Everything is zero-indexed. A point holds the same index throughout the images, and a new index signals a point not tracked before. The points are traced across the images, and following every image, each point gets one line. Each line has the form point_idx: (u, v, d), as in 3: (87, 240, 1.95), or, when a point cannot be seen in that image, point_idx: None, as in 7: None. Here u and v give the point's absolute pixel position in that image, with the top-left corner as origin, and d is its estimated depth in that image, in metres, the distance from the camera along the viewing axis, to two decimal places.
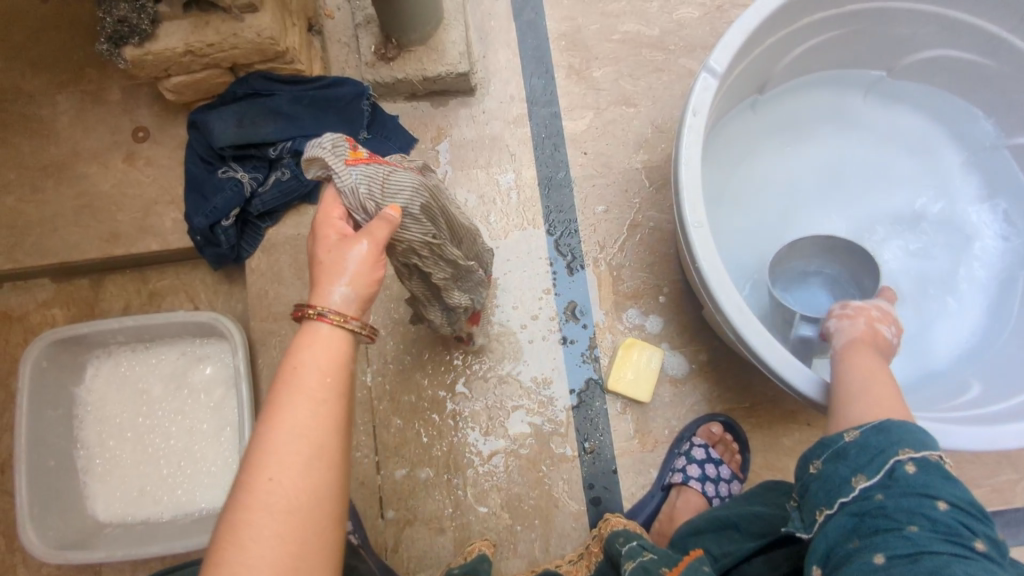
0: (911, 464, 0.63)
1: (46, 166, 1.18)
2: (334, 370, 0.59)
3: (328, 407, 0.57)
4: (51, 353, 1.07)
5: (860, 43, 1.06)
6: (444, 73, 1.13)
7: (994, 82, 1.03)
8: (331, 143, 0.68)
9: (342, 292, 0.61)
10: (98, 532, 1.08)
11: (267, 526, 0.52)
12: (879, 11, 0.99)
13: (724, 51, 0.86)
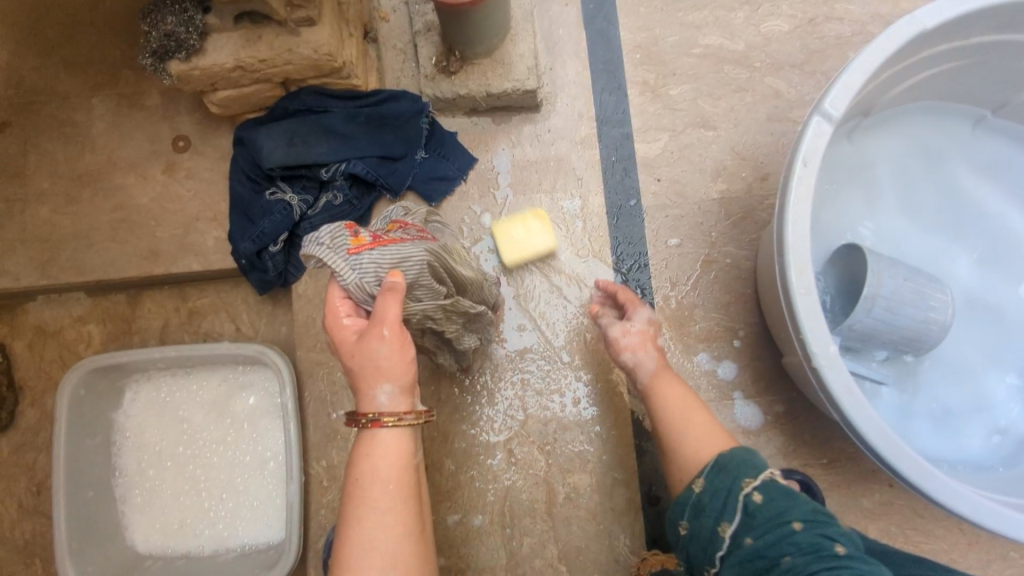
0: (758, 493, 0.69)
1: (81, 175, 1.11)
2: (396, 482, 0.68)
3: (393, 517, 0.67)
4: (89, 380, 1.02)
5: (981, 74, 0.94)
6: (510, 90, 1.03)
7: None
8: (326, 233, 0.66)
9: (385, 392, 0.67)
10: (138, 566, 1.04)
11: None
12: (1008, 44, 0.88)
13: (841, 92, 0.76)
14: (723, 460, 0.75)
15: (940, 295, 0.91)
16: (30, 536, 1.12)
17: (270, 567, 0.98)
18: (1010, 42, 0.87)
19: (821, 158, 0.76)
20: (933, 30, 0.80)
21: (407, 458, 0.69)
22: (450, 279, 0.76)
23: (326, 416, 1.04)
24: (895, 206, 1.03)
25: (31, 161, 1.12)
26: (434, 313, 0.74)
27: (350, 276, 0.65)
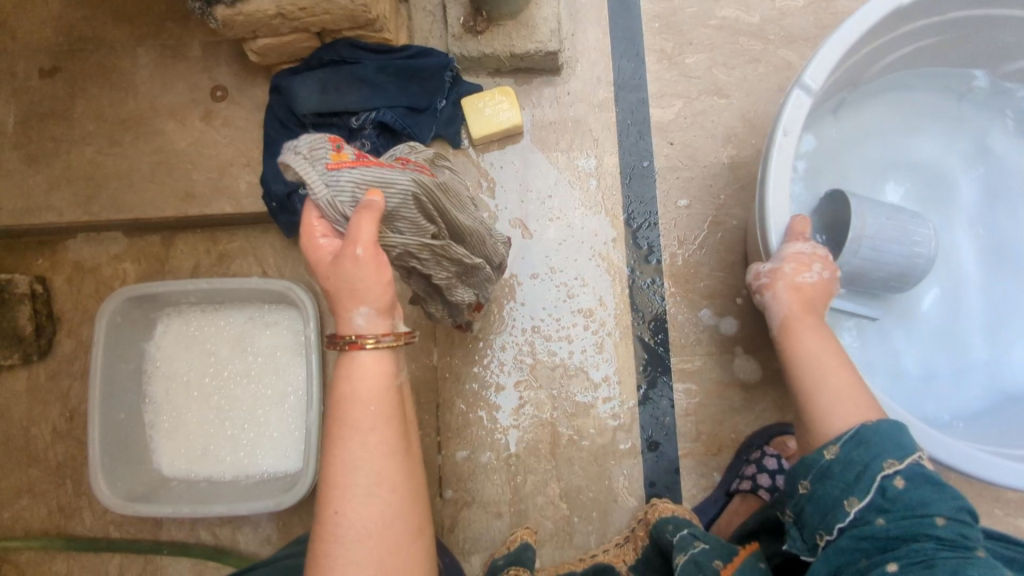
0: (902, 480, 0.63)
1: (125, 119, 1.18)
2: (374, 404, 0.66)
3: (372, 436, 0.65)
4: (125, 309, 1.08)
5: (960, 48, 0.99)
6: (533, 51, 1.09)
7: None
8: (307, 146, 0.64)
9: (361, 314, 0.65)
10: (163, 486, 1.10)
11: (348, 549, 0.64)
12: (982, 18, 0.94)
13: (817, 68, 0.82)
14: (871, 433, 0.66)
15: (923, 230, 0.94)
16: (62, 458, 1.19)
17: (288, 491, 1.04)
18: (984, 16, 0.93)
19: (800, 126, 0.82)
20: (910, 6, 0.85)
21: (388, 379, 0.67)
22: (439, 218, 0.75)
23: None
24: (880, 176, 1.07)
25: (77, 104, 1.18)
26: (417, 249, 0.73)
27: (325, 191, 0.63)
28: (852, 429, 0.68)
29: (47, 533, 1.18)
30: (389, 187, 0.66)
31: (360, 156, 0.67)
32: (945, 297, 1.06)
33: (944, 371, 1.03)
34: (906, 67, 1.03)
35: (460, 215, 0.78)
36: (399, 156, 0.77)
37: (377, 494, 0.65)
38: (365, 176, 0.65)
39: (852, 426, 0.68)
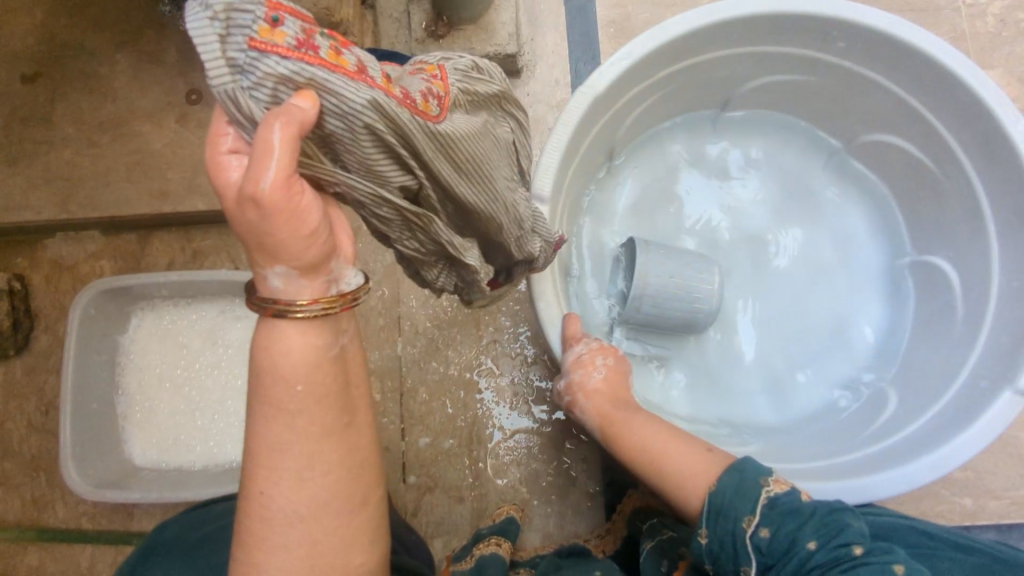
0: (767, 530, 0.64)
1: (103, 122, 1.22)
2: (302, 383, 0.55)
3: (299, 417, 0.56)
4: (99, 302, 1.12)
5: (694, 89, 1.04)
6: (492, 54, 1.14)
7: (824, 93, 1.05)
8: (213, 5, 0.43)
9: (273, 278, 0.51)
10: (134, 474, 1.13)
11: (273, 532, 0.58)
12: (703, 64, 0.98)
13: (544, 173, 0.84)
14: (721, 493, 0.68)
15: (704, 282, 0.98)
16: (37, 450, 1.21)
17: None
18: (699, 63, 0.98)
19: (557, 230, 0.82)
20: (612, 86, 0.89)
21: (320, 351, 0.55)
22: (419, 165, 0.56)
23: None
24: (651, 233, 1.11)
25: (57, 109, 1.23)
26: (370, 200, 0.55)
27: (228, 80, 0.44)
28: (706, 502, 0.69)
29: (21, 525, 1.20)
30: (338, 111, 0.48)
31: (310, 40, 0.47)
32: (769, 316, 1.09)
33: (783, 389, 1.05)
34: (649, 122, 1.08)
35: (422, 157, 0.55)
36: (442, 69, 0.61)
37: (311, 475, 0.58)
38: (303, 78, 0.46)
39: (704, 496, 0.70)
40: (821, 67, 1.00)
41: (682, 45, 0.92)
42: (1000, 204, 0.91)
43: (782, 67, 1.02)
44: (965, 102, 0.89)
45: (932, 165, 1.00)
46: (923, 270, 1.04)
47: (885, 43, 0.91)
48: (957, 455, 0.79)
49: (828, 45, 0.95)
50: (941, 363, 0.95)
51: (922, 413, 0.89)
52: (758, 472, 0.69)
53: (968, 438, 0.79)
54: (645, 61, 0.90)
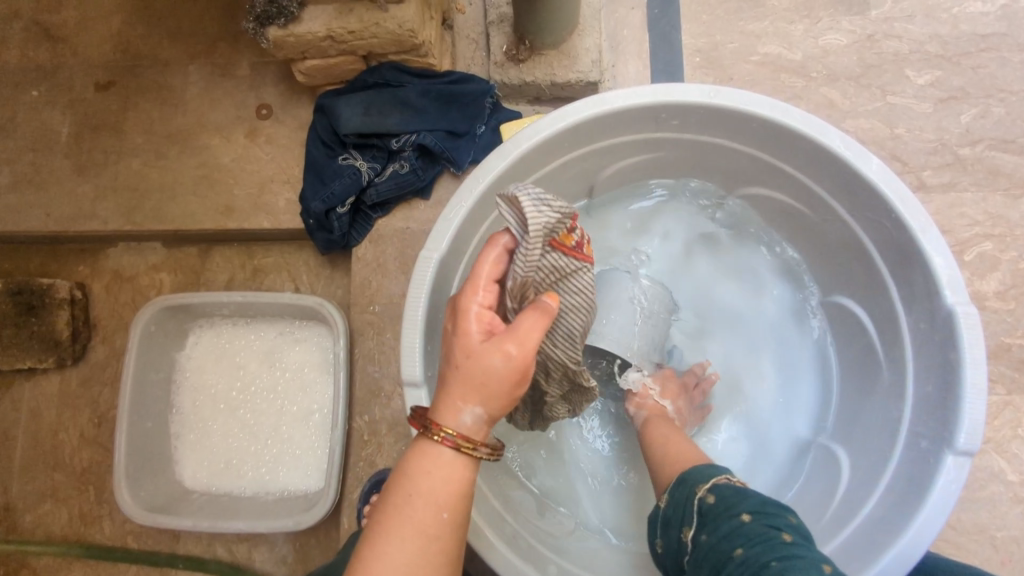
0: (711, 495, 0.63)
1: (172, 134, 1.21)
2: (446, 507, 0.52)
3: (432, 539, 0.51)
4: (160, 318, 1.09)
5: (623, 166, 0.95)
6: (574, 80, 1.10)
7: (674, 165, 0.95)
8: (559, 205, 0.62)
9: (472, 414, 0.54)
10: (184, 497, 1.10)
11: None
12: (627, 137, 0.88)
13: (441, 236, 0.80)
14: (689, 472, 0.68)
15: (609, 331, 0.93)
16: (87, 464, 1.19)
17: (307, 511, 1.03)
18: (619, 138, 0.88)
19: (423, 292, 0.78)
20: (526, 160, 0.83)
21: (464, 488, 0.54)
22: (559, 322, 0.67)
23: (373, 374, 1.09)
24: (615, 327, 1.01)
25: (128, 118, 1.22)
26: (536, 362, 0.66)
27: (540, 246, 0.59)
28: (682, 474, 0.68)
29: (67, 539, 1.18)
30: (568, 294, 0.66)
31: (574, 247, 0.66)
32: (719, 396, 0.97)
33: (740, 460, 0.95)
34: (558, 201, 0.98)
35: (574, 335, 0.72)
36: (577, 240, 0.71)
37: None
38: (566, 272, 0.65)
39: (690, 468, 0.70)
40: (667, 142, 0.89)
41: (610, 119, 0.84)
42: (879, 240, 0.83)
43: (640, 149, 0.91)
44: (812, 152, 0.82)
45: (801, 206, 0.91)
46: (832, 311, 0.94)
47: (710, 113, 0.83)
48: (913, 548, 0.69)
49: (662, 123, 0.86)
50: (874, 411, 0.86)
51: (875, 485, 0.80)
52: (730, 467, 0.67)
53: (925, 516, 0.70)
54: (525, 160, 0.84)
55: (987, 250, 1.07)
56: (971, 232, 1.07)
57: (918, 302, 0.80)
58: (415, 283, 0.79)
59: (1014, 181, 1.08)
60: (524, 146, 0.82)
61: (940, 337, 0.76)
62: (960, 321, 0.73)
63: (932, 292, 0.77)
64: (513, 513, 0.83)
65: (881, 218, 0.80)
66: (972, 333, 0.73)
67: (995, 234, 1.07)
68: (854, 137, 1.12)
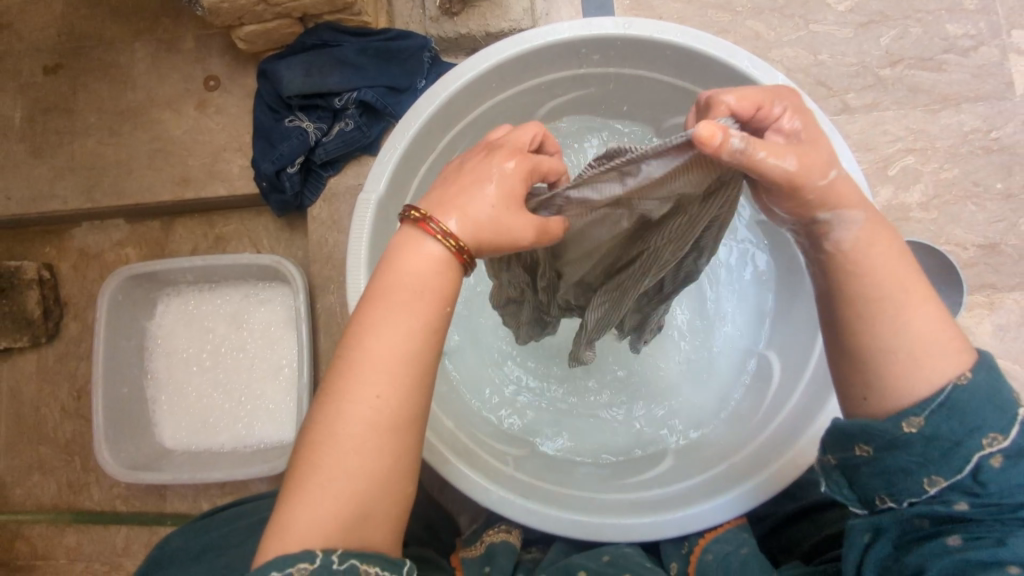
0: (966, 502, 0.55)
1: (123, 111, 1.24)
2: (426, 279, 0.59)
3: (410, 309, 0.58)
4: (126, 288, 1.14)
5: (558, 103, 0.99)
6: (507, 30, 1.14)
7: (607, 101, 1.00)
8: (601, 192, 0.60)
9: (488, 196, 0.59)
10: (165, 456, 1.15)
11: (363, 388, 0.56)
12: (552, 78, 0.93)
13: (377, 174, 0.85)
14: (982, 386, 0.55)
15: None
16: (71, 436, 1.24)
17: (282, 457, 1.09)
18: (546, 77, 0.93)
19: (360, 226, 0.83)
20: (454, 103, 0.88)
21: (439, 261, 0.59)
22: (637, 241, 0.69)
23: (335, 326, 1.14)
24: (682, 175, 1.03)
25: (78, 98, 1.25)
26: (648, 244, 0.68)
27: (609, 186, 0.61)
28: (945, 388, 0.55)
29: (58, 508, 1.23)
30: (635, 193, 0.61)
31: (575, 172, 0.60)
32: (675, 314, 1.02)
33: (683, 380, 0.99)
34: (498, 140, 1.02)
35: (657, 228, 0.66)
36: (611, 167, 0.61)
37: (394, 398, 0.57)
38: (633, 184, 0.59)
39: (942, 387, 0.56)
40: (592, 79, 0.94)
41: (533, 58, 0.88)
42: None
43: (569, 86, 0.96)
44: (725, 75, 0.87)
45: None
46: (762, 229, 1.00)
47: (628, 45, 0.88)
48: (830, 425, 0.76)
49: (583, 58, 0.90)
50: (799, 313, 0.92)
51: (800, 376, 0.86)
52: (999, 406, 0.55)
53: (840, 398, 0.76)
54: (454, 102, 0.88)
55: (910, 164, 1.12)
56: (894, 148, 1.13)
57: None
58: (355, 224, 0.83)
59: (932, 97, 1.13)
60: (452, 87, 0.86)
61: None
62: None
63: None
64: (474, 439, 0.87)
65: None
66: None
67: (917, 148, 1.12)
68: (781, 66, 1.16)
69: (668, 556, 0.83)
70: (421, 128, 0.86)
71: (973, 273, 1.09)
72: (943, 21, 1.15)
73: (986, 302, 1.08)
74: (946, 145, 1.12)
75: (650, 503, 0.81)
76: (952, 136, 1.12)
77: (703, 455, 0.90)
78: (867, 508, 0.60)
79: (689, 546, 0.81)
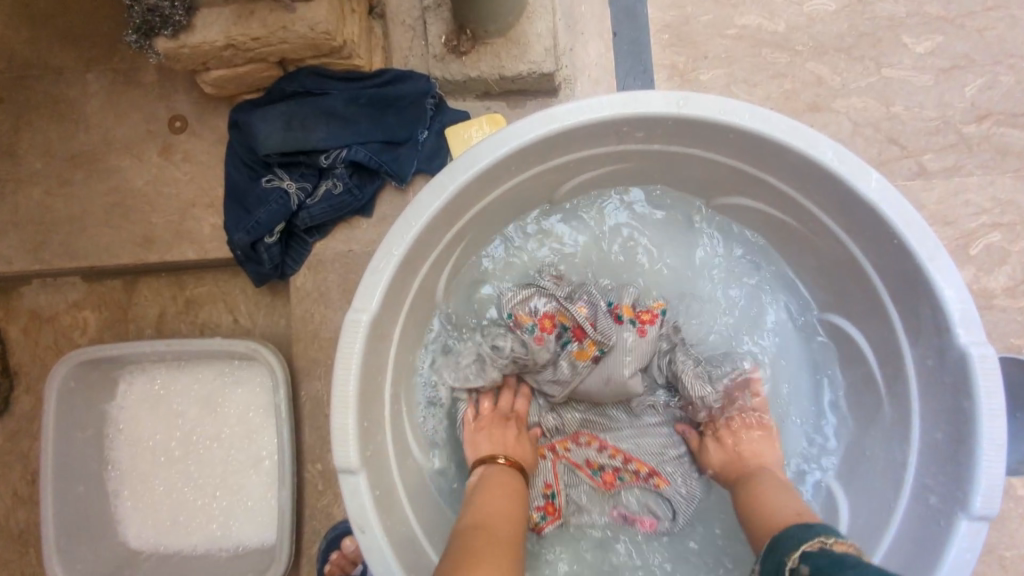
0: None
1: (75, 155, 1.06)
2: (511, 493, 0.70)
3: (502, 497, 0.69)
4: (80, 373, 0.98)
5: (590, 178, 0.82)
6: (525, 73, 0.95)
7: (650, 176, 0.83)
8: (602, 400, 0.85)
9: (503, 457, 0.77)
10: (131, 562, 1.01)
11: (483, 536, 0.61)
12: (584, 155, 0.76)
13: (369, 285, 0.68)
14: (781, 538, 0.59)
15: (839, 247, 0.75)
16: (25, 524, 1.10)
17: (261, 572, 0.95)
18: (578, 155, 0.76)
19: (348, 356, 0.67)
20: (464, 194, 0.71)
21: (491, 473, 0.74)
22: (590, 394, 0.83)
23: (322, 419, 0.99)
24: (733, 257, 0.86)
25: (23, 138, 1.07)
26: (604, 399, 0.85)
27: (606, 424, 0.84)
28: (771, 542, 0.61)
29: None
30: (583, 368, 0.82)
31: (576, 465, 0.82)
32: None
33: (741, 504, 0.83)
34: (515, 216, 0.85)
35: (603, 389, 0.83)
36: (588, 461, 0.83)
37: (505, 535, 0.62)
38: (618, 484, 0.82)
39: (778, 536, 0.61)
40: (633, 156, 0.77)
41: (563, 138, 0.71)
42: (880, 263, 0.71)
43: (603, 162, 0.79)
44: (800, 166, 0.70)
45: (793, 221, 0.79)
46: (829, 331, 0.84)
47: (680, 125, 0.71)
48: None
49: (625, 137, 0.73)
50: (875, 444, 0.77)
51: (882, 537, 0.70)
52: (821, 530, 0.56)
53: None
54: (464, 193, 0.71)
55: (996, 242, 0.96)
56: (977, 223, 0.96)
57: (925, 336, 0.69)
58: (342, 353, 0.67)
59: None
60: (462, 177, 0.69)
61: (952, 381, 0.66)
62: (976, 365, 0.63)
63: (940, 328, 0.66)
64: None
65: (883, 242, 0.69)
66: (989, 382, 0.63)
67: (1004, 223, 0.96)
68: (847, 119, 0.99)
69: None
70: (423, 227, 0.70)
71: None
72: None
73: None
74: None
75: None
76: None
77: None
78: None
79: None
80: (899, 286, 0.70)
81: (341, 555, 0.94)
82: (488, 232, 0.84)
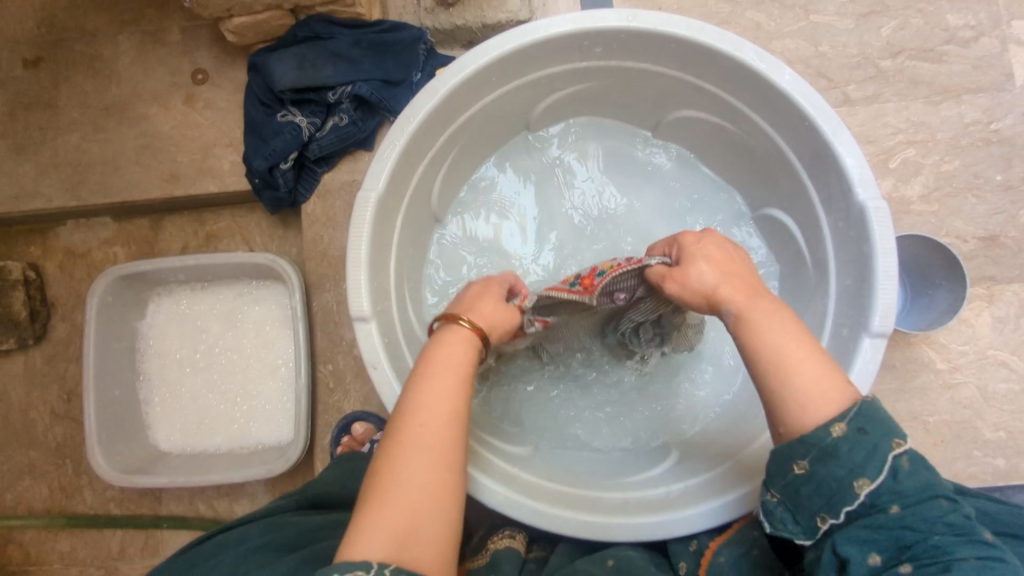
0: (897, 505, 0.54)
1: (108, 106, 1.20)
2: (462, 361, 0.68)
3: (456, 375, 0.66)
4: (116, 289, 1.11)
5: (559, 97, 0.98)
6: (503, 21, 1.11)
7: (610, 96, 0.99)
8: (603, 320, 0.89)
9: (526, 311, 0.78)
10: (160, 459, 1.13)
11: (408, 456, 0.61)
12: (554, 71, 0.91)
13: (377, 170, 0.83)
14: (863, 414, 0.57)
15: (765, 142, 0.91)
16: (62, 439, 1.22)
17: (280, 458, 1.07)
18: (548, 70, 0.91)
19: (360, 225, 0.81)
20: (453, 98, 0.86)
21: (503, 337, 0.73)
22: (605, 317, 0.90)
23: (332, 326, 1.12)
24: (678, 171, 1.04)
25: (61, 93, 1.21)
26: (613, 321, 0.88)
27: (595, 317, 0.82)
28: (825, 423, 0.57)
29: (50, 512, 1.21)
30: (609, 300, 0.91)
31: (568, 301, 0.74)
32: None
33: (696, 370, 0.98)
34: (497, 134, 1.00)
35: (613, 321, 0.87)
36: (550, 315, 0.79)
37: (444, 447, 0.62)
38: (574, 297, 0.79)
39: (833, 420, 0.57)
40: (593, 73, 0.93)
41: (535, 52, 0.86)
42: (797, 147, 0.87)
43: (570, 79, 0.94)
44: (729, 67, 0.85)
45: (731, 126, 0.94)
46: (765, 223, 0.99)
47: (631, 37, 0.86)
48: None
49: (586, 52, 0.89)
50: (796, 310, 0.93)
51: None
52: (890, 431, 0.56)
53: None
54: (454, 97, 0.86)
55: (911, 156, 1.11)
56: (894, 141, 1.12)
57: (835, 202, 0.84)
58: (355, 225, 0.81)
59: (933, 88, 1.13)
60: (452, 82, 0.84)
61: (856, 234, 0.81)
62: (873, 217, 0.78)
63: (845, 191, 0.81)
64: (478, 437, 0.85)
65: (798, 127, 0.84)
66: (882, 226, 0.78)
67: (918, 140, 1.12)
68: (781, 58, 1.15)
69: (676, 555, 0.80)
70: (420, 124, 0.84)
71: (974, 265, 1.09)
72: (944, 11, 1.14)
73: (985, 294, 1.09)
74: (947, 137, 1.12)
75: (659, 502, 0.81)
76: (952, 128, 1.12)
77: (712, 451, 0.88)
78: (810, 539, 0.59)
79: (699, 547, 0.78)
80: (813, 163, 0.86)
81: (352, 437, 1.05)
82: (475, 147, 0.99)
